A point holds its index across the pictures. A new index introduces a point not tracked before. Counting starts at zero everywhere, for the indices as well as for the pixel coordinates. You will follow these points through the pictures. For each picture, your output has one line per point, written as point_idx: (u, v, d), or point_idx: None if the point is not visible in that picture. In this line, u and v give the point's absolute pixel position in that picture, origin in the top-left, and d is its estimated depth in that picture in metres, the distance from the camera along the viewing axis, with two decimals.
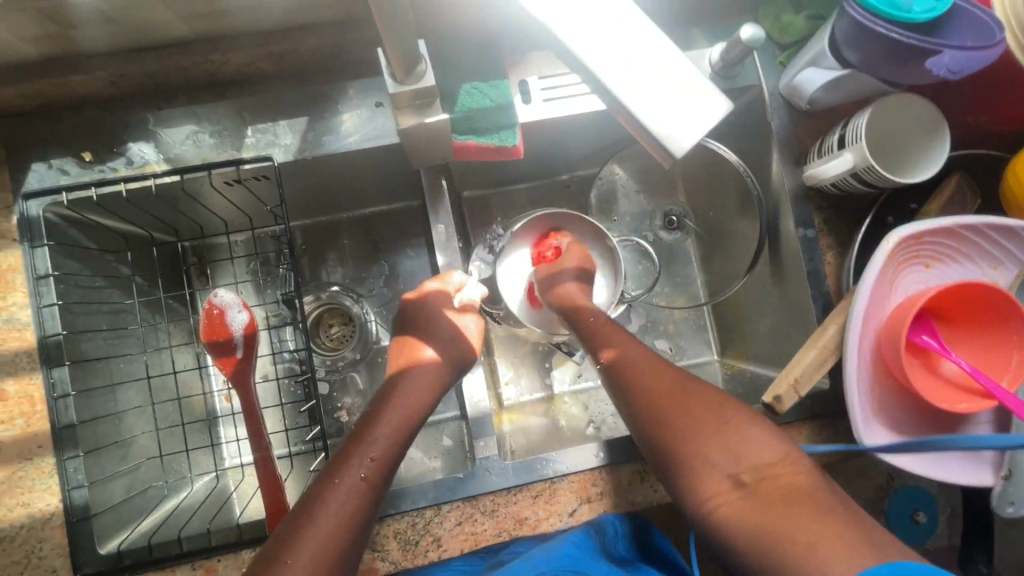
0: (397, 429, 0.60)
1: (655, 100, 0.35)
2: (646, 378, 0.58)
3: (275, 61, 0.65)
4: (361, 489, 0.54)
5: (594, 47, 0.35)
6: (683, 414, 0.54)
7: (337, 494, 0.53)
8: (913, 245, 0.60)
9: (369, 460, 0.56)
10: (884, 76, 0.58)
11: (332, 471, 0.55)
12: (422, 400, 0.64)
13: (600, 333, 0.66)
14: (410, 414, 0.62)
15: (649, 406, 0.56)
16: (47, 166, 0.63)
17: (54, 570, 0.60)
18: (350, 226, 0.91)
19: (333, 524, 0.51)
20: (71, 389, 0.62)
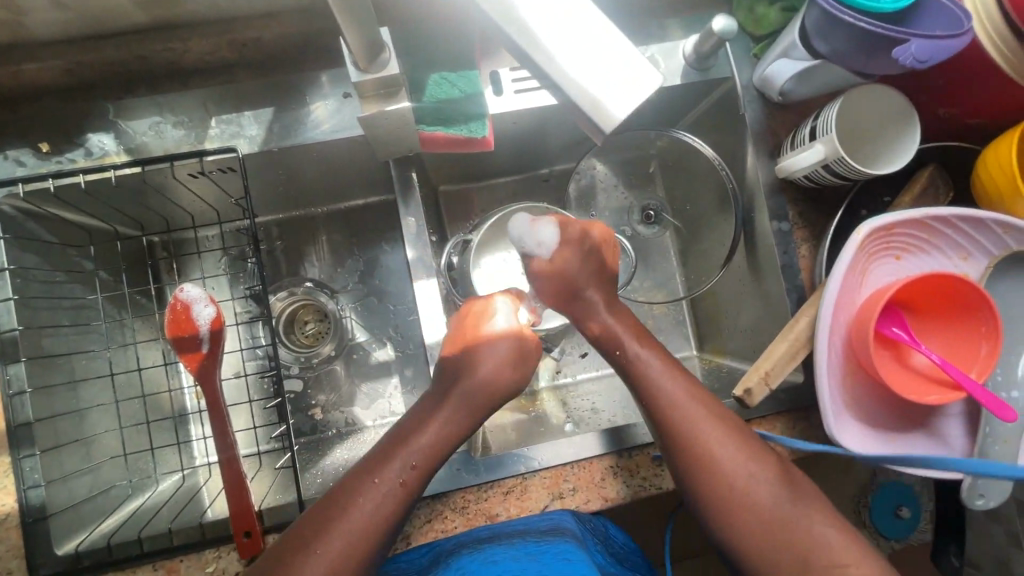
0: (439, 439, 0.59)
1: (617, 87, 0.34)
2: (689, 423, 0.58)
3: (239, 49, 0.63)
4: (397, 494, 0.56)
5: (594, 49, 0.34)
6: (713, 461, 0.57)
7: (373, 495, 0.55)
8: (883, 236, 0.60)
9: (411, 466, 0.57)
10: (853, 65, 0.58)
11: (374, 467, 0.57)
12: (460, 428, 0.60)
13: (633, 365, 0.63)
14: (460, 426, 0.60)
15: (683, 451, 0.58)
16: (3, 157, 0.61)
17: (10, 572, 0.59)
18: (325, 220, 0.90)
19: (365, 517, 0.54)
20: (28, 386, 0.60)
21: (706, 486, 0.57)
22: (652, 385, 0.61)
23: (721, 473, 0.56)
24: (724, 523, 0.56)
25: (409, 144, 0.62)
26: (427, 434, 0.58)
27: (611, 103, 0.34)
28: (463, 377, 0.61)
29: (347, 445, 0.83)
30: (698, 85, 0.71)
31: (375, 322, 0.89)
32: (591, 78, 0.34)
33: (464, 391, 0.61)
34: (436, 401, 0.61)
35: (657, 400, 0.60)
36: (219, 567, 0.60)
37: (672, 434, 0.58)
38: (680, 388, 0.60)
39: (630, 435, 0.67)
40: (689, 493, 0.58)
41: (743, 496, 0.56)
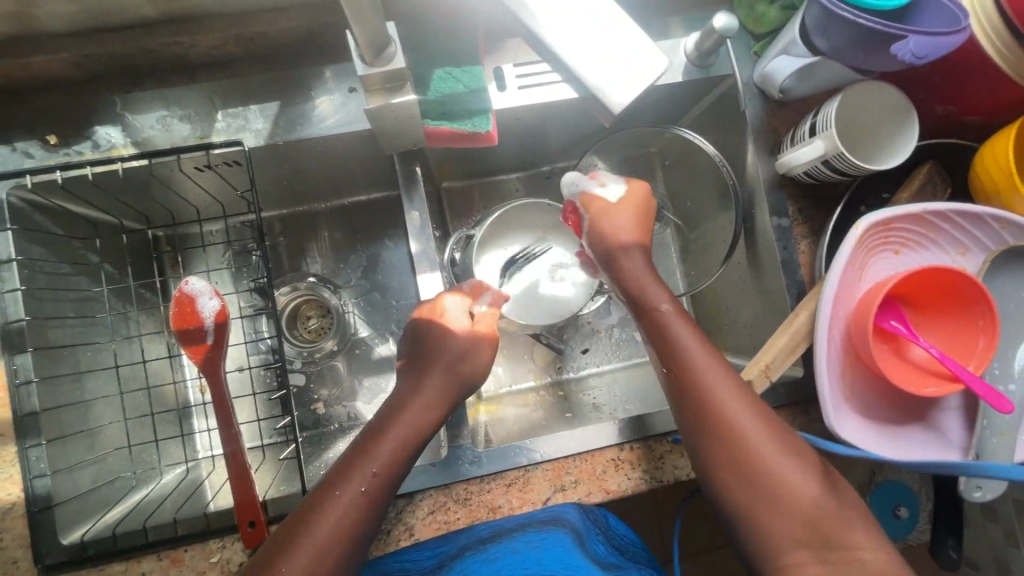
0: (401, 442, 0.58)
1: (623, 81, 0.40)
2: (715, 391, 0.57)
3: (246, 44, 0.64)
4: (361, 503, 0.54)
5: (595, 48, 0.40)
6: (735, 430, 0.55)
7: (337, 506, 0.53)
8: (882, 231, 0.61)
9: (371, 475, 0.55)
10: (853, 62, 0.59)
11: (332, 481, 0.55)
12: (416, 426, 0.60)
13: (662, 332, 0.61)
14: (418, 425, 0.60)
15: (708, 418, 0.56)
16: (10, 149, 0.62)
17: (16, 561, 0.59)
18: (328, 216, 0.91)
19: (332, 533, 0.52)
20: (34, 375, 0.61)
21: (727, 455, 0.55)
22: (679, 352, 0.59)
23: (744, 443, 0.55)
24: (743, 496, 0.54)
25: (412, 138, 0.62)
26: (393, 434, 0.58)
27: (617, 96, 0.39)
28: (433, 353, 0.64)
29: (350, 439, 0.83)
30: (700, 82, 0.71)
31: (377, 317, 0.89)
32: (596, 72, 0.40)
33: (440, 368, 0.63)
34: (416, 377, 0.63)
35: (682, 368, 0.59)
36: (223, 558, 0.61)
37: (698, 400, 0.57)
38: (706, 356, 0.59)
39: (632, 427, 0.67)
40: (711, 464, 0.56)
41: (766, 468, 0.54)
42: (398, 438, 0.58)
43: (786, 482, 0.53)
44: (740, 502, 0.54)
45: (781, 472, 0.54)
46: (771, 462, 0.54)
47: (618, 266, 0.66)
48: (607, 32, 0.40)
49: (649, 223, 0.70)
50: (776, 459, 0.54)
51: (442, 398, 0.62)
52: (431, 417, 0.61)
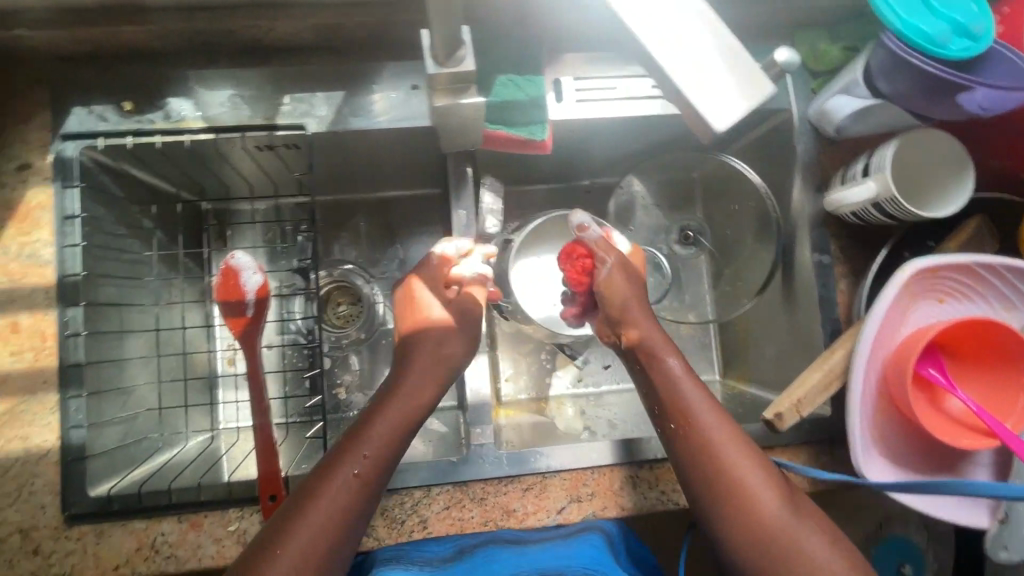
0: (396, 425, 0.58)
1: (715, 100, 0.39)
2: (729, 457, 0.56)
3: (320, 33, 0.66)
4: (353, 487, 0.54)
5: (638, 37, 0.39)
6: (749, 498, 0.55)
7: (334, 488, 0.53)
8: (928, 278, 0.61)
9: (363, 457, 0.55)
10: (915, 108, 0.59)
11: (327, 464, 0.55)
12: (410, 409, 0.59)
13: (673, 392, 0.60)
14: (415, 408, 0.60)
15: (710, 467, 0.57)
16: (87, 111, 0.64)
17: (43, 506, 0.61)
18: (369, 206, 0.93)
19: (331, 514, 0.52)
20: (83, 329, 0.63)
21: (739, 522, 0.55)
22: (691, 414, 0.59)
23: (758, 512, 0.55)
24: (756, 564, 0.54)
25: (470, 141, 0.64)
26: (388, 417, 0.58)
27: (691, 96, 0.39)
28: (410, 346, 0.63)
29: None
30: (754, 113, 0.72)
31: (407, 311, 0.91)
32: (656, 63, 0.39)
33: (424, 351, 0.63)
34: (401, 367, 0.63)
35: (693, 431, 0.58)
36: (240, 528, 0.62)
37: (710, 466, 0.56)
38: (705, 403, 0.59)
39: (652, 446, 0.67)
40: (711, 507, 0.56)
41: (777, 528, 0.54)
42: (399, 410, 0.59)
43: (802, 552, 0.53)
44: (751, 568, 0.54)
45: (795, 542, 0.54)
46: (785, 530, 0.54)
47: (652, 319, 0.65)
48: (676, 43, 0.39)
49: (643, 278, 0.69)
50: (790, 527, 0.54)
51: (433, 379, 0.62)
52: (428, 393, 0.61)
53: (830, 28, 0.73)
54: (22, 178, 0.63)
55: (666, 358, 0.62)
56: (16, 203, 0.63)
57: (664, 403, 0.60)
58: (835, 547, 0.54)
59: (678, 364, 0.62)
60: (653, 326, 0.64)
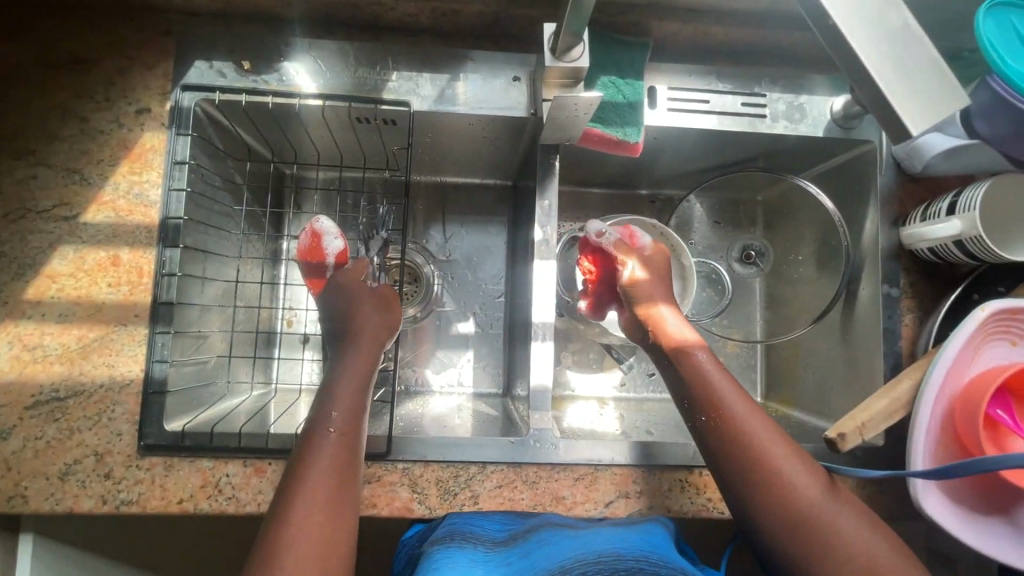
0: (357, 391, 0.59)
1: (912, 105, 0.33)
2: (765, 448, 0.56)
3: (437, 17, 0.69)
4: (338, 442, 0.55)
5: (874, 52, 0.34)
6: (789, 488, 0.54)
7: (321, 452, 0.54)
8: (1004, 319, 0.61)
9: (334, 415, 0.56)
10: (1011, 151, 0.60)
11: (302, 447, 0.54)
12: (360, 382, 0.60)
13: (704, 383, 0.61)
14: (361, 378, 0.61)
15: (744, 455, 0.56)
16: (208, 66, 0.68)
17: (119, 434, 0.63)
18: (439, 189, 0.95)
19: (326, 471, 0.52)
20: (177, 270, 0.66)
21: (780, 514, 0.53)
22: (724, 405, 0.59)
23: (801, 503, 0.53)
24: (804, 559, 0.51)
25: (569, 134, 0.65)
26: (342, 390, 0.59)
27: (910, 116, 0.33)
28: (348, 335, 0.65)
29: (416, 403, 0.87)
30: (837, 141, 0.74)
31: (464, 295, 0.93)
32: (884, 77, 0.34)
33: (366, 332, 0.65)
34: (338, 357, 0.64)
35: (726, 422, 0.58)
36: None
37: (746, 457, 0.56)
38: (733, 393, 0.60)
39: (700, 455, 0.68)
40: (750, 497, 0.55)
41: (822, 517, 0.52)
42: (348, 380, 0.60)
43: (853, 549, 0.51)
44: (800, 566, 0.52)
45: (845, 536, 0.51)
46: (833, 524, 0.52)
47: (679, 316, 0.69)
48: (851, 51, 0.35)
49: (669, 278, 0.74)
50: (835, 518, 0.52)
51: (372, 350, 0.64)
52: (368, 367, 0.62)
53: None
54: (140, 122, 0.67)
55: (696, 353, 0.63)
56: (131, 144, 0.66)
57: (694, 396, 0.61)
58: (888, 544, 0.52)
59: (706, 358, 0.63)
60: (684, 325, 0.67)
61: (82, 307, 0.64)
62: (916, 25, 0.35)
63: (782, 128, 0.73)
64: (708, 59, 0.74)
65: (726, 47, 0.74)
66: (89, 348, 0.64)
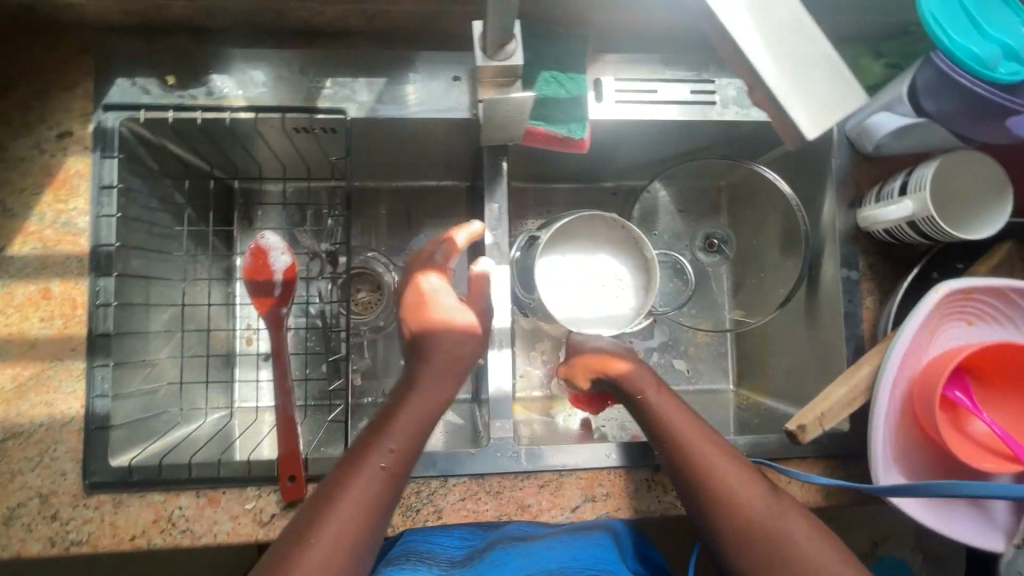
0: (421, 419, 0.55)
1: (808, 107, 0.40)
2: (713, 468, 0.55)
3: (368, 19, 0.66)
4: (381, 480, 0.51)
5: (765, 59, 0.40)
6: (738, 506, 0.53)
7: (359, 487, 0.50)
8: (959, 299, 0.61)
9: (389, 451, 0.52)
10: (959, 129, 0.59)
11: (347, 469, 0.51)
12: (428, 415, 0.55)
13: (656, 412, 0.60)
14: (436, 408, 0.56)
15: (693, 478, 0.55)
16: (130, 83, 0.64)
17: (64, 473, 0.61)
18: (395, 194, 0.93)
19: (360, 509, 0.49)
20: (113, 300, 0.63)
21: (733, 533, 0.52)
22: (676, 433, 0.58)
23: (751, 520, 0.52)
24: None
25: (512, 134, 0.63)
26: (407, 420, 0.54)
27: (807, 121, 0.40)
28: (422, 354, 0.58)
29: None
30: None
31: None
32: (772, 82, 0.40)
33: (439, 355, 0.57)
34: (409, 375, 0.57)
35: (677, 449, 0.57)
36: (257, 507, 0.63)
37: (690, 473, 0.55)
38: (682, 416, 0.59)
39: None
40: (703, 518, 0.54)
41: (772, 532, 0.52)
42: (414, 408, 0.55)
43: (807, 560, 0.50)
44: None
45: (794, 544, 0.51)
46: (783, 538, 0.51)
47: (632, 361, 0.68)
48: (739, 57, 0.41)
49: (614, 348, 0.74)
50: (785, 533, 0.52)
51: (443, 381, 0.57)
52: (442, 406, 0.56)
53: (876, 43, 0.72)
54: (63, 146, 0.64)
55: (652, 391, 0.62)
56: (55, 170, 0.63)
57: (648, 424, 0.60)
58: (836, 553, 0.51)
59: (662, 391, 0.62)
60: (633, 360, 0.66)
61: (15, 344, 0.61)
62: (808, 24, 0.41)
63: (733, 114, 0.71)
64: (656, 46, 0.72)
65: (675, 32, 0.71)
66: (25, 387, 0.61)
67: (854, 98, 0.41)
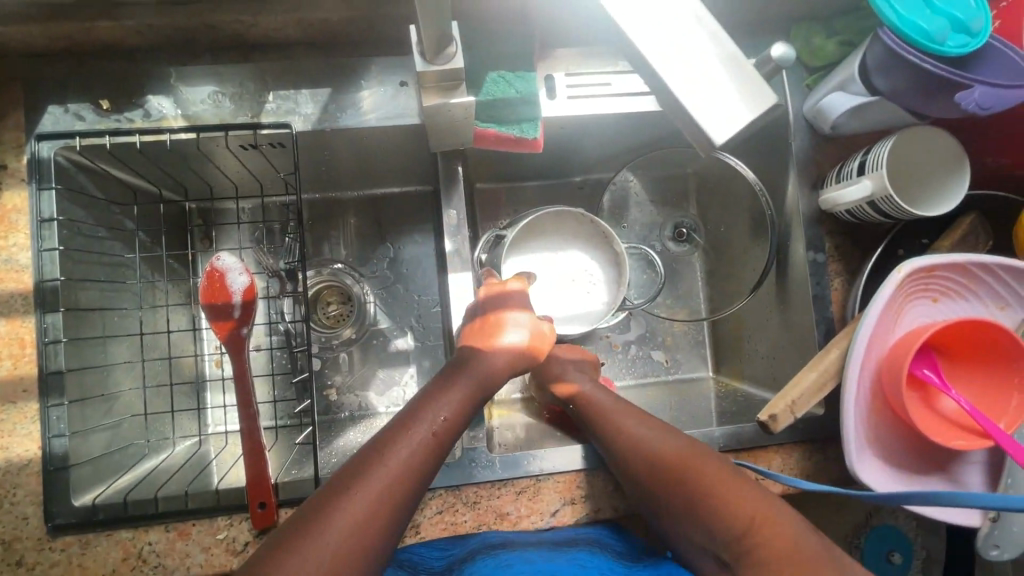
0: (471, 392, 0.59)
1: (728, 107, 0.36)
2: (677, 454, 0.57)
3: (306, 29, 0.65)
4: (428, 444, 0.54)
5: (673, 62, 0.37)
6: (704, 482, 0.54)
7: (408, 445, 0.53)
8: (923, 277, 0.61)
9: (441, 419, 0.56)
10: (911, 106, 0.59)
11: (398, 427, 0.54)
12: (474, 395, 0.59)
13: (604, 421, 0.63)
14: (481, 389, 0.60)
15: (659, 472, 0.57)
16: (63, 110, 0.62)
17: (26, 517, 0.60)
18: (354, 204, 0.90)
19: (406, 465, 0.51)
20: (63, 335, 0.61)
21: (709, 507, 0.52)
22: (647, 442, 0.59)
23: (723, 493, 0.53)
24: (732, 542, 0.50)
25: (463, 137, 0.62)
26: (455, 393, 0.58)
27: (711, 127, 0.36)
28: (471, 361, 0.61)
29: (360, 428, 0.83)
30: None
31: (398, 309, 0.89)
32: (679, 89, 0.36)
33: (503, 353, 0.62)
34: (457, 367, 0.61)
35: (650, 460, 0.57)
36: (229, 536, 0.61)
37: (684, 486, 0.55)
38: (636, 419, 0.62)
39: None
40: (676, 510, 0.55)
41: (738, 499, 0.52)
42: (464, 389, 0.59)
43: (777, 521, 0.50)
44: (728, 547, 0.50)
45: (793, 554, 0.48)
46: (749, 505, 0.51)
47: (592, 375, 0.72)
48: (689, 67, 0.37)
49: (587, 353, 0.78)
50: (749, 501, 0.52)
51: (494, 376, 0.61)
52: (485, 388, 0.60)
53: (827, 21, 0.71)
54: None
55: (602, 405, 0.65)
56: None
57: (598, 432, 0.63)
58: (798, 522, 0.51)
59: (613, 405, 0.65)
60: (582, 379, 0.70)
61: None
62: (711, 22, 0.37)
63: None
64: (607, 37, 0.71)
65: None
66: None
67: (766, 97, 0.36)
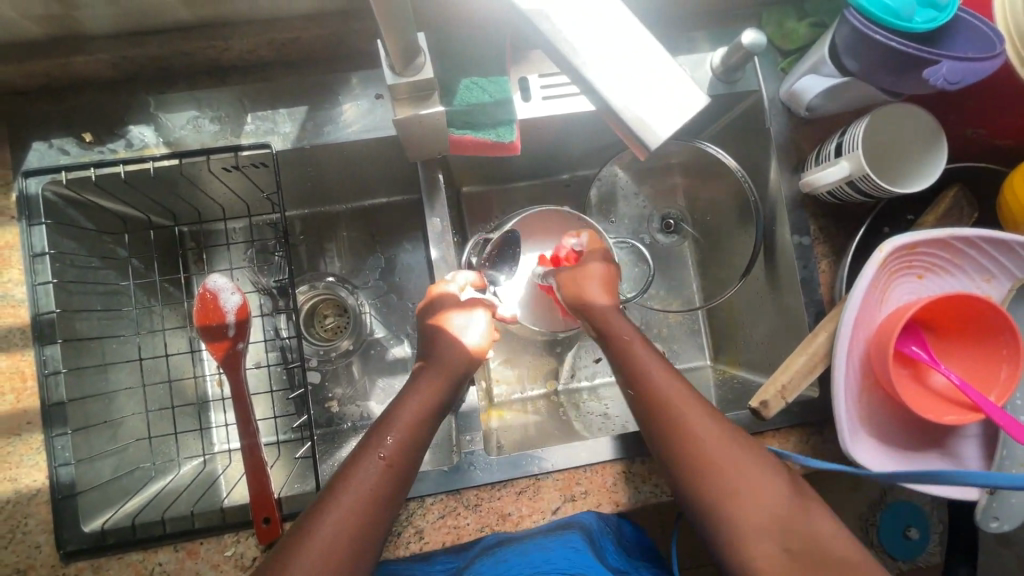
0: (423, 414, 0.58)
1: (672, 110, 0.37)
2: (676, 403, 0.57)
3: (277, 49, 0.65)
4: (382, 471, 0.53)
5: (623, 66, 0.37)
6: (699, 444, 0.54)
7: (361, 476, 0.53)
8: (905, 255, 0.61)
9: (387, 441, 0.55)
10: (884, 84, 0.58)
11: (354, 457, 0.54)
12: (430, 408, 0.59)
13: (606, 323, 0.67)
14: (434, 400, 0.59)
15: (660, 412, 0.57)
16: (47, 145, 0.64)
17: (38, 545, 0.61)
18: (343, 217, 0.91)
19: (360, 498, 0.51)
20: (63, 366, 0.63)
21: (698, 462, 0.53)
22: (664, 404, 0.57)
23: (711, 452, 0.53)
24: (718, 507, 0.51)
25: (439, 145, 0.63)
26: (405, 414, 0.58)
27: (651, 127, 0.37)
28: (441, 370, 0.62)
29: None
30: (724, 98, 0.71)
31: (393, 318, 0.89)
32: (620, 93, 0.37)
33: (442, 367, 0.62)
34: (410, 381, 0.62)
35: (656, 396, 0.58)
36: (237, 552, 0.63)
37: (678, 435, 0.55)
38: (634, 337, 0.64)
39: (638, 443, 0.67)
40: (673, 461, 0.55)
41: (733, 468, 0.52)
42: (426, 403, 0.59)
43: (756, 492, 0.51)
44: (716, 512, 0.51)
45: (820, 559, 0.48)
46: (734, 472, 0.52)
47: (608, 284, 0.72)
48: (666, 67, 0.37)
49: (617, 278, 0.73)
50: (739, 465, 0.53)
51: (445, 387, 0.61)
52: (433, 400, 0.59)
53: (796, 4, 0.71)
54: None
55: (650, 368, 0.60)
56: None
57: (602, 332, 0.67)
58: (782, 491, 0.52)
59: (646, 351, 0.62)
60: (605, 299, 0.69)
61: None
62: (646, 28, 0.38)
63: None
64: None
65: None
66: None
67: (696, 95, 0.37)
